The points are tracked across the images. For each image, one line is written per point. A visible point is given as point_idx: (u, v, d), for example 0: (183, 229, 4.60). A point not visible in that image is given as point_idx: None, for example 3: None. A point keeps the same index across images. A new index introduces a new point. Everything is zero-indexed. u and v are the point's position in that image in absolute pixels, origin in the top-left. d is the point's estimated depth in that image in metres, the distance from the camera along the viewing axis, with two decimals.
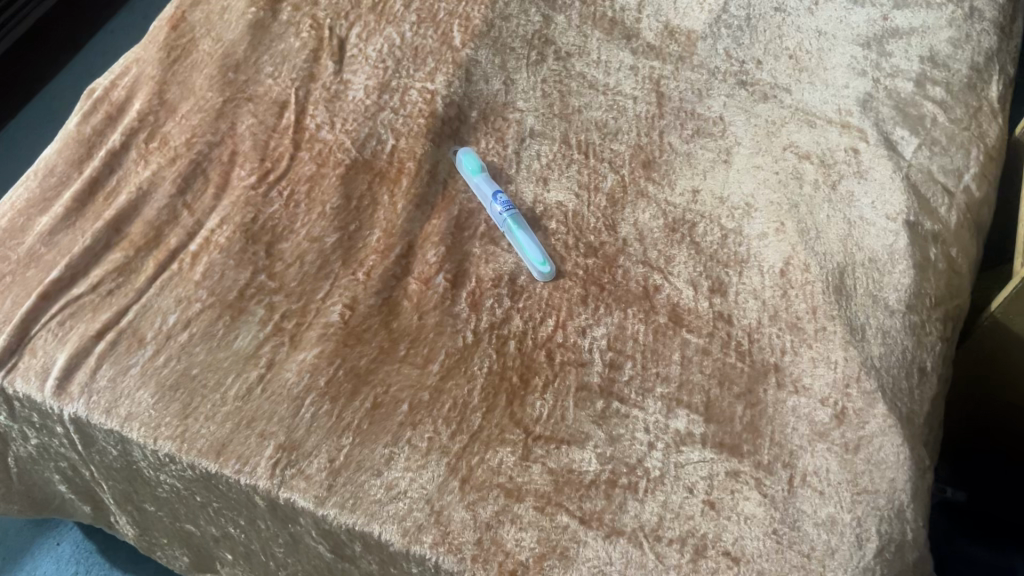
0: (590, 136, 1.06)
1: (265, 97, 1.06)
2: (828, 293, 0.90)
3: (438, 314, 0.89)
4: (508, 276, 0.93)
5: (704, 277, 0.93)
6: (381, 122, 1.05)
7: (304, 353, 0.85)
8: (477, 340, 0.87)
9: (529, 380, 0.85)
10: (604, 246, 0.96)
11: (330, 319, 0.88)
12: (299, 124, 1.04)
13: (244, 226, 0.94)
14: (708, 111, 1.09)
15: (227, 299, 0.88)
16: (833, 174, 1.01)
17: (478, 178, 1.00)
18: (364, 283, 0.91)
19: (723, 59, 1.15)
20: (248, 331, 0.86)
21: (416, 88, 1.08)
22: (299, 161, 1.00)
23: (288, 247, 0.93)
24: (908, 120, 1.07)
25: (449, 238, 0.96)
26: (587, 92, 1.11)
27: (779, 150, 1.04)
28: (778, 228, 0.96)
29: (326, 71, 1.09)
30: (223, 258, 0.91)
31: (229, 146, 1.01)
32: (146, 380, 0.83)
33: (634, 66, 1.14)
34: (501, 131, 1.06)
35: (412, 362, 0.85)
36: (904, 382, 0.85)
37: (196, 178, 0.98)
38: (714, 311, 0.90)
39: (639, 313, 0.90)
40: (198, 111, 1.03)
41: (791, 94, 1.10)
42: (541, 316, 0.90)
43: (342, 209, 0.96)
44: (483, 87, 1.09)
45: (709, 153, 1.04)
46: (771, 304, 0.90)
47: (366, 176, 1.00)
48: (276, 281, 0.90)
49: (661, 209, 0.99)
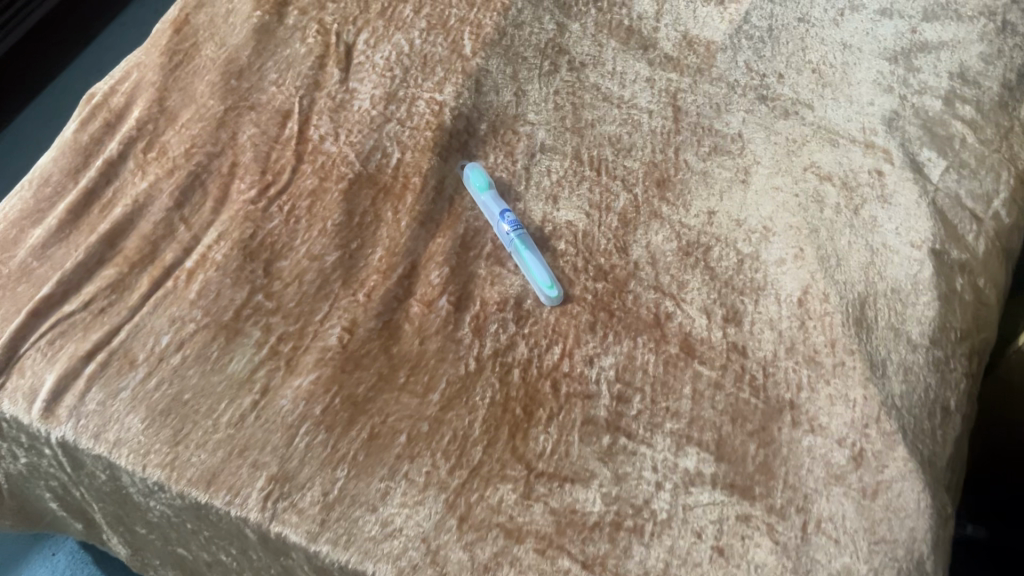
0: (602, 152, 1.02)
1: (268, 106, 1.02)
2: (848, 325, 0.86)
3: (440, 340, 0.86)
4: (514, 299, 0.89)
5: (718, 304, 0.89)
6: (387, 134, 1.01)
7: (300, 379, 0.82)
8: (480, 368, 0.84)
9: (533, 412, 0.81)
10: (615, 269, 0.92)
11: (328, 342, 0.85)
12: (302, 135, 1.00)
13: (242, 243, 0.90)
14: (726, 127, 1.05)
15: (223, 319, 0.85)
16: (856, 197, 0.96)
17: (486, 196, 0.96)
18: (364, 304, 0.87)
19: (743, 73, 1.11)
20: (244, 354, 0.84)
21: (424, 99, 1.04)
22: (301, 173, 0.97)
23: (287, 265, 0.90)
24: (936, 140, 1.03)
25: (453, 258, 0.92)
26: (601, 106, 1.07)
27: (799, 171, 0.99)
28: (797, 253, 0.92)
29: (332, 79, 1.06)
30: (219, 276, 0.88)
31: (229, 157, 0.98)
32: (136, 405, 0.80)
33: (650, 78, 1.10)
34: (510, 145, 1.02)
35: (411, 391, 0.82)
36: (926, 422, 0.81)
37: (195, 190, 0.94)
38: (728, 342, 0.86)
39: (650, 342, 0.86)
40: (198, 120, 1.00)
41: (813, 110, 1.06)
42: (547, 343, 0.86)
43: (344, 226, 0.93)
44: (493, 98, 1.06)
45: (726, 172, 1.00)
46: (788, 335, 0.86)
47: (369, 191, 0.96)
48: (273, 301, 0.87)
49: (675, 231, 0.95)
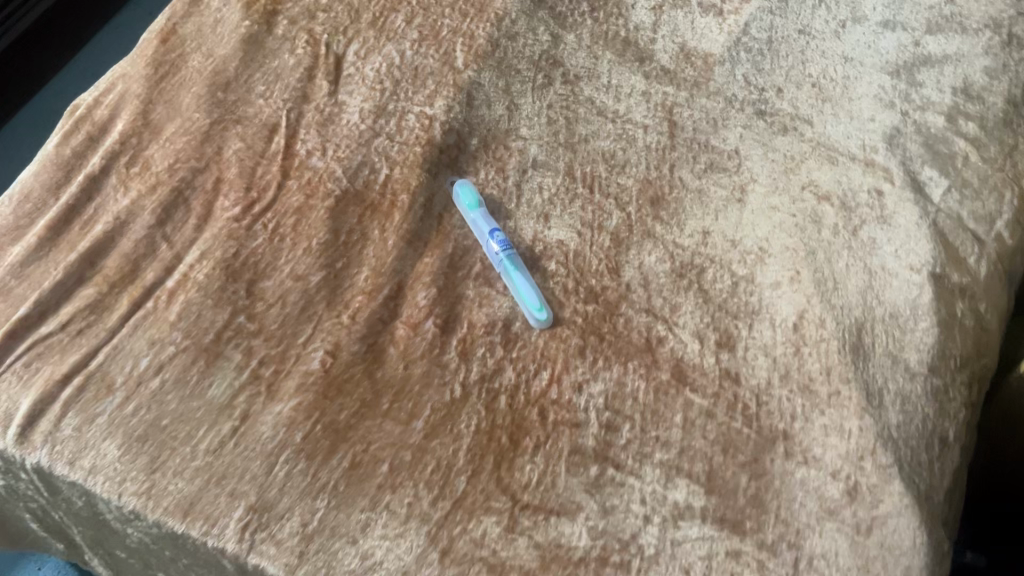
0: (596, 168, 1.00)
1: (255, 120, 1.00)
2: (844, 352, 0.83)
3: (425, 365, 0.84)
4: (502, 322, 0.87)
5: (711, 328, 0.87)
6: (375, 149, 0.99)
7: (281, 405, 0.80)
8: (466, 394, 0.82)
9: (519, 441, 0.79)
10: (606, 291, 0.90)
11: (310, 367, 0.83)
12: (289, 150, 0.98)
13: (225, 262, 0.88)
14: (723, 143, 1.02)
15: (204, 342, 0.83)
16: (855, 218, 0.94)
17: (475, 214, 0.94)
18: (348, 327, 0.85)
19: (741, 86, 1.08)
20: (224, 379, 0.82)
21: (414, 112, 1.02)
22: (287, 190, 0.95)
23: (270, 286, 0.88)
24: (938, 158, 1.00)
25: (441, 279, 0.90)
26: (595, 120, 1.05)
27: (796, 190, 0.97)
28: (793, 276, 0.89)
29: (320, 91, 1.04)
30: (200, 297, 0.86)
31: (214, 173, 0.96)
32: (113, 431, 0.79)
33: (646, 92, 1.07)
34: (501, 161, 1.00)
35: (395, 418, 0.80)
36: (923, 454, 0.79)
37: (177, 207, 0.92)
38: (721, 368, 0.84)
39: (640, 368, 0.84)
40: (183, 134, 0.98)
41: (812, 126, 1.04)
42: (535, 368, 0.84)
43: (329, 245, 0.91)
44: (485, 112, 1.03)
45: (722, 190, 0.98)
46: (783, 362, 0.84)
47: (356, 209, 0.94)
48: (255, 323, 0.85)
49: (668, 252, 0.93)
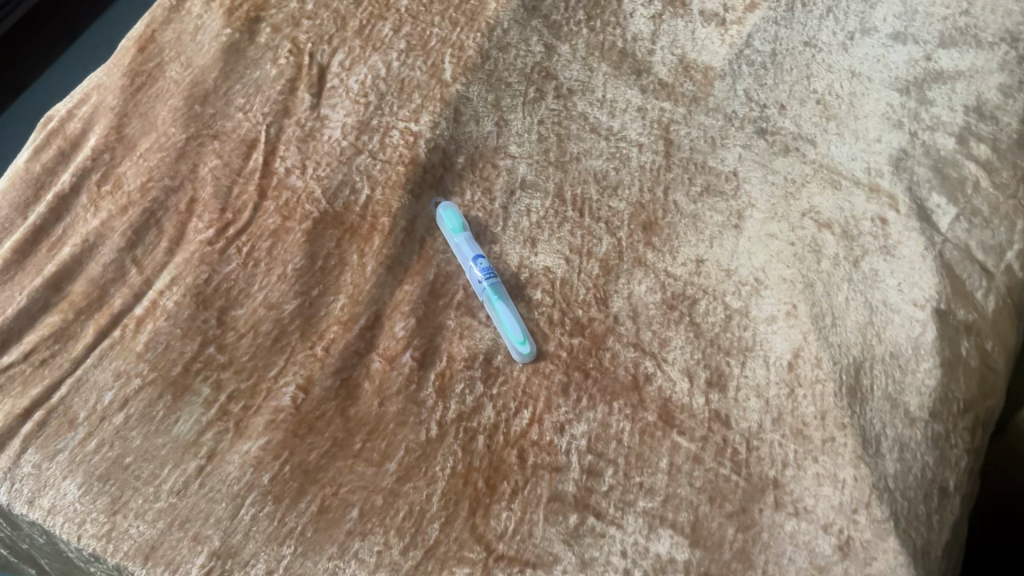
0: (587, 190, 0.96)
1: (232, 135, 0.97)
2: (840, 394, 0.79)
3: (400, 401, 0.80)
4: (483, 355, 0.84)
5: (701, 366, 0.83)
6: (357, 167, 0.95)
7: (248, 443, 0.77)
8: (442, 434, 0.78)
9: (496, 485, 0.76)
10: (593, 323, 0.86)
11: (281, 403, 0.79)
12: (267, 168, 0.94)
13: (196, 288, 0.85)
14: (721, 164, 0.98)
15: (171, 375, 0.80)
16: (856, 248, 0.90)
17: (459, 238, 0.90)
18: (322, 360, 0.82)
19: (742, 103, 1.03)
20: (191, 414, 0.78)
21: (398, 128, 0.98)
22: (263, 211, 0.91)
23: (242, 314, 0.84)
24: (946, 183, 0.95)
25: (421, 308, 0.86)
26: (588, 138, 1.00)
27: (796, 216, 0.93)
28: (790, 310, 0.85)
29: (302, 105, 1.00)
30: (169, 326, 0.83)
31: (188, 193, 0.92)
32: (73, 469, 0.75)
33: (642, 108, 1.03)
34: (488, 181, 0.96)
35: (367, 459, 0.77)
36: (921, 506, 0.75)
37: (149, 229, 0.89)
38: (710, 410, 0.80)
39: (626, 409, 0.80)
40: (157, 150, 0.94)
41: (815, 146, 0.99)
42: (516, 406, 0.80)
43: (305, 270, 0.87)
44: (473, 129, 0.99)
45: (718, 216, 0.93)
46: (775, 404, 0.80)
47: (335, 232, 0.90)
48: (225, 354, 0.82)
49: (660, 281, 0.89)
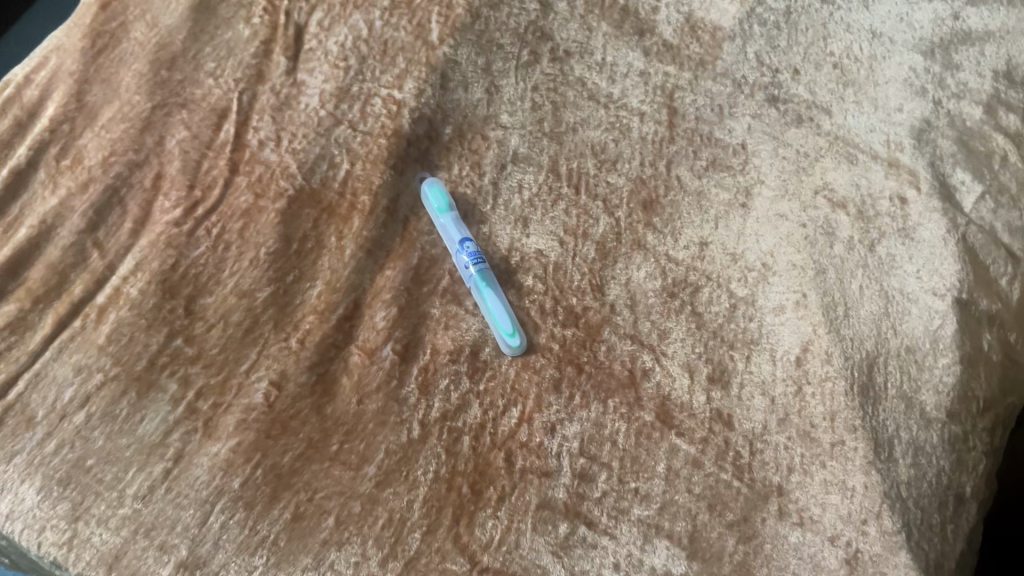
0: (583, 163, 0.89)
1: (202, 104, 0.90)
2: (852, 393, 0.74)
3: (381, 399, 0.75)
4: (470, 348, 0.78)
5: (702, 360, 0.77)
6: (336, 139, 0.88)
7: (218, 445, 0.72)
8: (425, 435, 0.74)
9: (481, 491, 0.71)
10: (588, 312, 0.80)
11: (253, 401, 0.74)
12: (239, 140, 0.88)
13: (162, 275, 0.79)
14: (728, 136, 0.91)
15: (135, 370, 0.75)
16: (872, 231, 0.83)
17: (444, 219, 0.84)
18: (296, 353, 0.77)
19: (753, 67, 0.96)
20: (157, 412, 0.73)
21: (381, 95, 0.91)
22: (235, 188, 0.85)
23: (211, 303, 0.78)
24: (972, 157, 0.88)
25: (404, 295, 0.81)
26: (586, 106, 0.93)
27: (808, 194, 0.86)
28: (800, 300, 0.80)
29: (277, 70, 0.92)
30: (133, 316, 0.77)
31: (154, 169, 0.85)
32: (31, 472, 0.71)
33: (644, 72, 0.95)
34: (478, 154, 0.90)
35: (343, 462, 0.72)
36: (935, 516, 0.71)
37: (112, 209, 0.83)
38: (712, 409, 0.75)
39: (621, 407, 0.75)
40: (120, 121, 0.87)
41: (831, 116, 0.92)
42: (504, 404, 0.75)
43: (279, 254, 0.81)
44: (461, 96, 0.92)
45: (724, 193, 0.87)
46: (782, 403, 0.75)
47: (311, 212, 0.84)
48: (193, 347, 0.76)
49: (660, 266, 0.83)
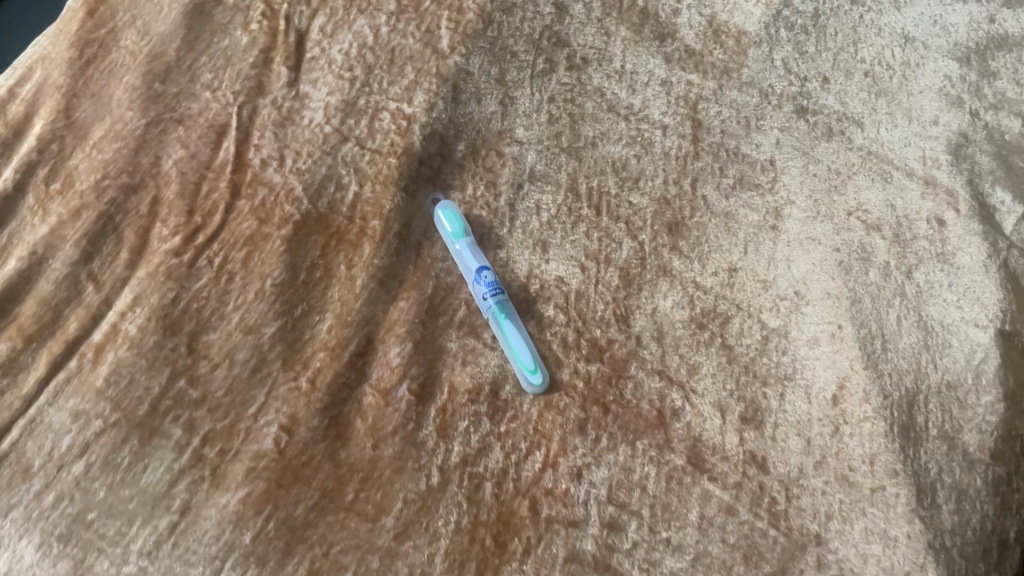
0: (604, 182, 0.85)
1: (200, 120, 0.84)
2: (892, 435, 0.71)
3: (397, 443, 0.71)
4: (489, 387, 0.74)
5: (734, 398, 0.74)
6: (343, 158, 0.83)
7: (226, 496, 0.68)
8: (445, 482, 0.70)
9: (506, 543, 0.67)
10: (613, 345, 0.76)
11: (262, 447, 0.70)
12: (240, 160, 0.83)
13: (162, 310, 0.75)
14: (755, 151, 0.86)
15: (136, 415, 0.70)
16: (909, 256, 0.79)
17: (460, 245, 0.80)
18: (307, 395, 0.73)
19: (780, 75, 0.90)
20: (161, 461, 0.69)
21: (389, 109, 0.85)
22: (237, 213, 0.80)
23: (215, 340, 0.74)
24: (1011, 175, 0.85)
25: (418, 329, 0.77)
26: (605, 118, 0.88)
27: (841, 216, 0.82)
28: (835, 332, 0.76)
29: (278, 81, 0.87)
30: (132, 356, 0.72)
31: (150, 192, 0.80)
32: (30, 527, 0.66)
33: (666, 81, 0.90)
34: (493, 173, 0.85)
35: (360, 513, 0.68)
36: (980, 565, 0.68)
37: (106, 237, 0.78)
38: (745, 451, 0.72)
39: (650, 450, 0.71)
40: (113, 140, 0.82)
41: (863, 129, 0.87)
42: (527, 448, 0.72)
43: (286, 286, 0.77)
44: (474, 109, 0.87)
45: (753, 214, 0.83)
46: (818, 446, 0.71)
47: (319, 238, 0.79)
48: (198, 389, 0.72)
49: (688, 295, 0.79)
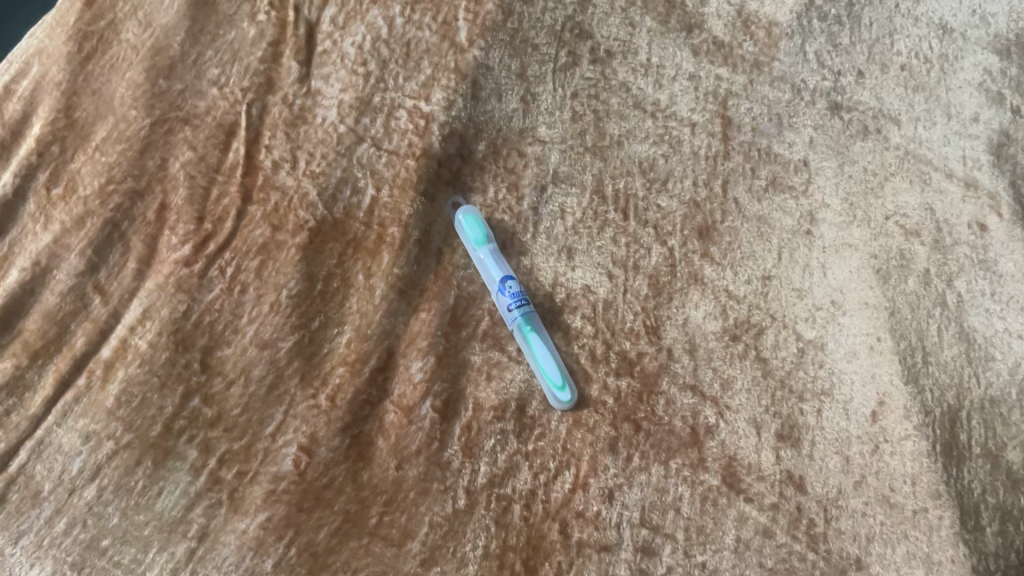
0: (631, 183, 0.81)
1: (207, 119, 0.80)
2: (935, 453, 0.68)
3: (422, 464, 0.69)
4: (516, 404, 0.72)
5: (770, 414, 0.71)
6: (359, 160, 0.80)
7: (246, 521, 0.65)
8: (472, 504, 0.67)
9: (536, 569, 0.65)
10: (643, 358, 0.74)
11: (281, 469, 0.68)
12: (251, 162, 0.79)
13: (174, 324, 0.71)
14: (788, 151, 0.83)
15: (149, 436, 0.67)
16: (950, 263, 0.76)
17: (482, 252, 0.77)
18: (327, 413, 0.70)
19: (813, 70, 0.86)
20: (176, 485, 0.66)
21: (406, 107, 0.81)
22: (249, 219, 0.76)
23: (230, 355, 0.71)
24: None
25: (441, 342, 0.74)
26: (632, 115, 0.84)
27: (878, 220, 0.79)
28: (873, 344, 0.73)
29: (288, 76, 0.82)
30: (143, 374, 0.69)
31: (157, 198, 0.77)
32: (40, 556, 0.63)
33: (694, 76, 0.85)
34: (515, 174, 0.82)
35: (384, 538, 0.65)
36: None
37: (113, 247, 0.74)
38: (783, 470, 0.69)
39: (684, 470, 0.69)
40: (116, 141, 0.78)
41: (900, 126, 0.83)
42: (556, 467, 0.69)
43: (303, 298, 0.74)
44: (495, 106, 0.83)
45: (787, 218, 0.80)
46: (858, 465, 0.69)
47: (336, 246, 0.76)
48: (213, 408, 0.69)
49: (720, 305, 0.76)
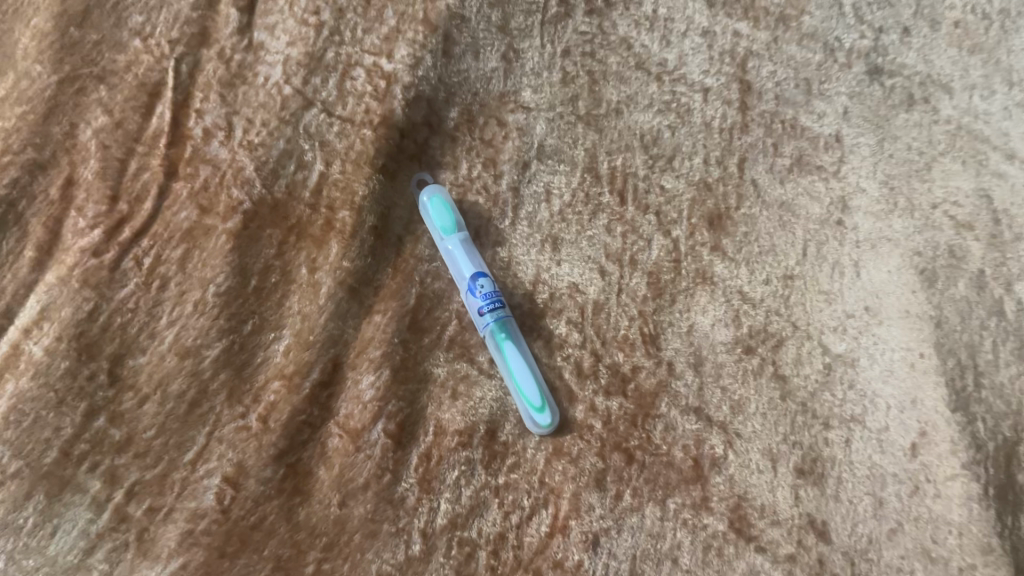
0: (632, 160, 0.69)
1: (128, 77, 0.64)
2: (988, 498, 0.57)
3: (369, 500, 0.58)
4: (485, 427, 0.61)
5: (789, 445, 0.60)
6: (306, 129, 0.66)
7: (156, 569, 0.54)
8: (429, 550, 0.57)
9: None
10: (638, 374, 0.62)
11: (202, 504, 0.56)
12: (178, 130, 0.65)
13: (79, 330, 0.58)
14: (817, 124, 0.69)
15: (43, 466, 0.55)
16: (1011, 263, 0.63)
17: (451, 243, 0.66)
18: (258, 436, 0.58)
19: (850, 27, 0.69)
20: (73, 523, 0.54)
21: (364, 65, 0.67)
22: (172, 199, 0.63)
23: (144, 366, 0.59)
24: None
25: (399, 352, 0.63)
26: (632, 79, 0.70)
27: (924, 210, 0.66)
28: (915, 360, 0.61)
29: (225, 26, 0.66)
30: (36, 389, 0.56)
31: (65, 172, 0.62)
32: None
33: (708, 31, 0.70)
34: (493, 147, 0.70)
35: None
36: None
37: (9, 231, 0.60)
38: (802, 514, 0.58)
39: (683, 511, 0.58)
40: (14, 102, 0.61)
41: (953, 95, 0.68)
42: (531, 506, 0.59)
43: (234, 296, 0.62)
44: (470, 64, 0.69)
45: (815, 206, 0.67)
46: (896, 511, 0.58)
47: (275, 233, 0.64)
48: (122, 430, 0.57)
49: (733, 309, 0.64)
